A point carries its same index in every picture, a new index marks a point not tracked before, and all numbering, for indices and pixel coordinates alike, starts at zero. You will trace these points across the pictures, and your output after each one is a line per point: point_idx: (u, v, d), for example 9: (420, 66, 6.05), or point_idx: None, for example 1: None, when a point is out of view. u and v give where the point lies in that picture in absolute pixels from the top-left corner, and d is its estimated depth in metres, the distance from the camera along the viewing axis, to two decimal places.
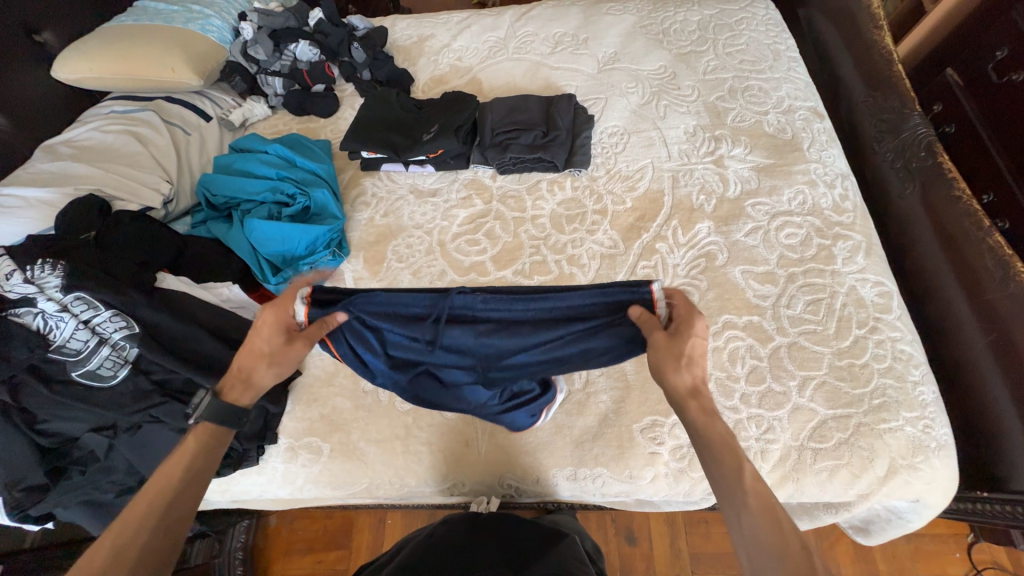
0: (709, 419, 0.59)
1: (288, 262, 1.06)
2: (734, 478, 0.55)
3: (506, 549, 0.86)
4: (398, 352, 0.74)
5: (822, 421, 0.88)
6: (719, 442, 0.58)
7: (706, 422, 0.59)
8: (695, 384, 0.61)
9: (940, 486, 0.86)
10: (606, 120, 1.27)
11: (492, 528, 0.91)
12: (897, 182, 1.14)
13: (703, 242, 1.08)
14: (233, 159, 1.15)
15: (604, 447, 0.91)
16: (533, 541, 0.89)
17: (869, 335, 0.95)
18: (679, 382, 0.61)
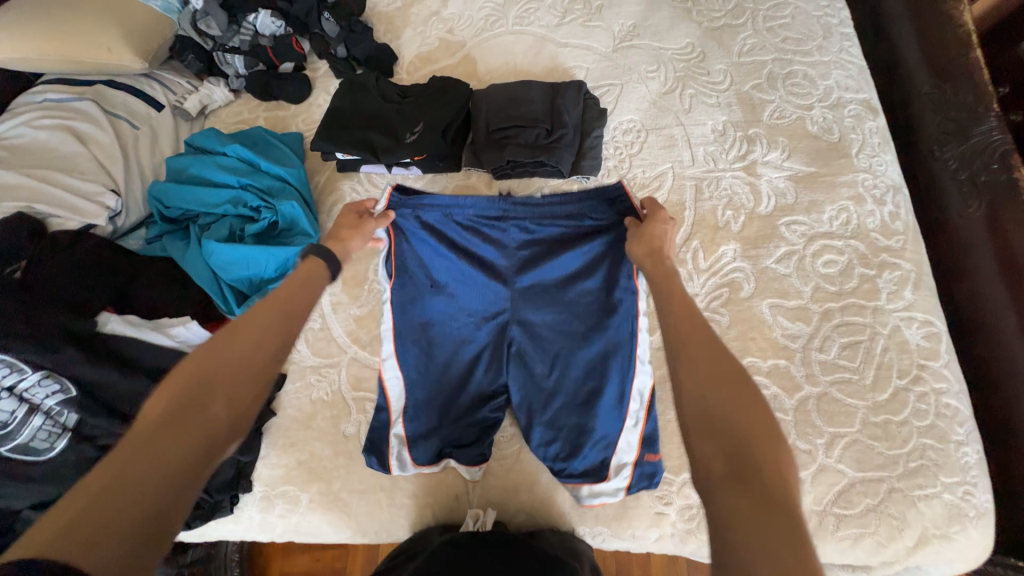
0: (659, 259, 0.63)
1: (255, 287, 0.93)
2: (672, 289, 0.58)
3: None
4: (424, 270, 0.80)
5: (850, 484, 0.79)
6: (663, 273, 0.61)
7: (661, 261, 0.63)
8: (654, 247, 0.66)
9: (973, 555, 0.79)
10: (620, 113, 1.09)
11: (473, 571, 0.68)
12: (958, 198, 0.98)
13: (726, 269, 0.94)
14: (186, 162, 0.99)
15: (606, 506, 0.83)
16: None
17: (911, 386, 0.84)
18: (638, 248, 0.66)
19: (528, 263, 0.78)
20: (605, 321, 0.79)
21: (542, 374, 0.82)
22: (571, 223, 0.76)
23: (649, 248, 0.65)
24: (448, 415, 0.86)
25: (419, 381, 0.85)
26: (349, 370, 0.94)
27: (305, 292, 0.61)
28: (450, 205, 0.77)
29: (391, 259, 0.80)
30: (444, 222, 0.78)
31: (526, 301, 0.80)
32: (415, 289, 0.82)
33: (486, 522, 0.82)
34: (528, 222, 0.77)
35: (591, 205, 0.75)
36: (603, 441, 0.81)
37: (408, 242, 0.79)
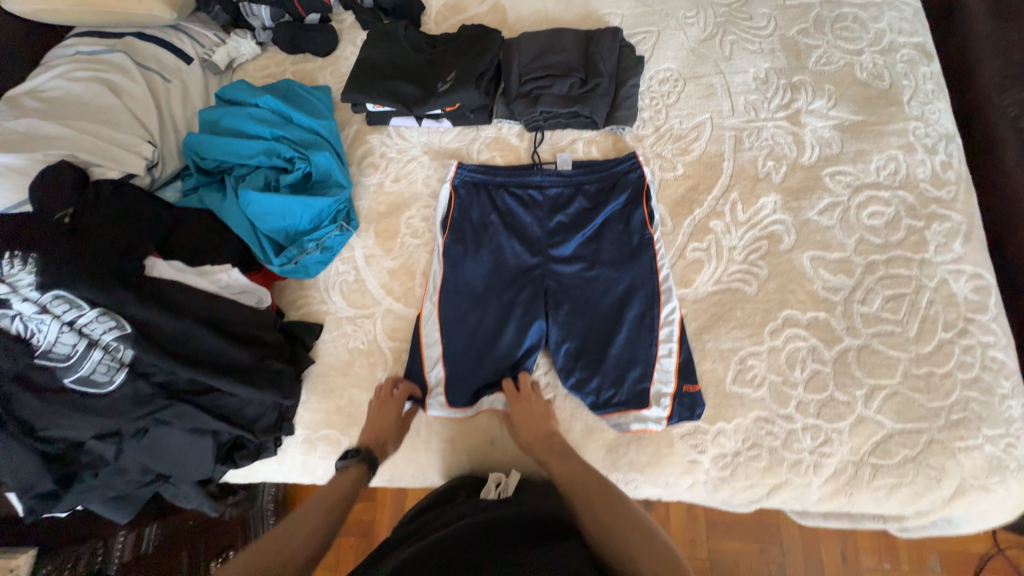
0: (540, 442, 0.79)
1: (291, 238, 0.95)
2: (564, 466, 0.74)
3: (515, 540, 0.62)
4: (473, 220, 0.97)
5: (888, 435, 0.79)
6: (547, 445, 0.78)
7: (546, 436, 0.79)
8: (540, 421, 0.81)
9: (1010, 508, 0.79)
10: (656, 61, 1.05)
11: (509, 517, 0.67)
12: (1016, 147, 0.94)
13: (766, 221, 0.92)
14: (220, 114, 0.99)
15: (639, 453, 0.83)
16: (546, 529, 0.66)
17: (957, 339, 0.82)
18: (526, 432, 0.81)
19: (562, 209, 0.96)
20: (635, 260, 0.91)
21: (581, 305, 0.90)
22: (596, 176, 0.97)
23: (530, 424, 0.81)
24: (486, 358, 0.89)
25: (458, 326, 0.91)
26: (384, 321, 0.95)
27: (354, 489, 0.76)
28: (495, 170, 0.99)
29: (449, 212, 0.98)
30: (492, 180, 0.99)
31: (559, 244, 0.94)
32: (464, 235, 0.96)
33: (508, 484, 0.81)
34: (557, 178, 0.98)
35: (613, 165, 0.97)
36: (639, 383, 0.84)
37: (463, 198, 0.99)
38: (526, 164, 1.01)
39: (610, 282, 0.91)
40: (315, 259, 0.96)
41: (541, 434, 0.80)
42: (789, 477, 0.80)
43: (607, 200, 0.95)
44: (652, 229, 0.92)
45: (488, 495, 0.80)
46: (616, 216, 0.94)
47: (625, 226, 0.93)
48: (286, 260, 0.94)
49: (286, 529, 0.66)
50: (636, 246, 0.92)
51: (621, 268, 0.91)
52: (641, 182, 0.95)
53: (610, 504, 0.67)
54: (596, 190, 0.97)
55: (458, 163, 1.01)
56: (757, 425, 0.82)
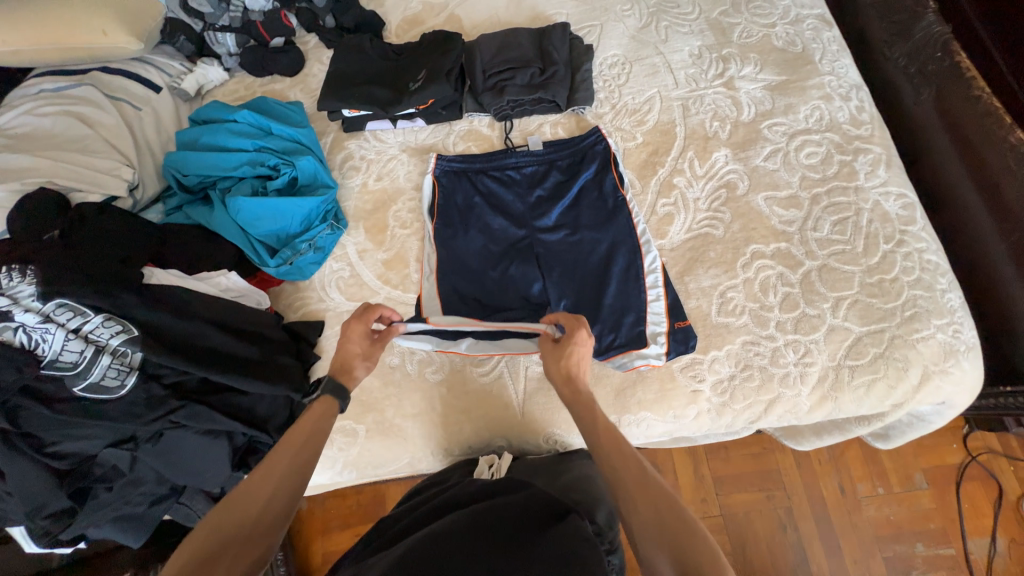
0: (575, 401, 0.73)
1: (284, 241, 0.98)
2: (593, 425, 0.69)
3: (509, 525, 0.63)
4: (457, 205, 1.03)
5: (858, 338, 0.89)
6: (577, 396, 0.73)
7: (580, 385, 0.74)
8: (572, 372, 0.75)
9: (968, 386, 0.89)
10: (603, 49, 1.17)
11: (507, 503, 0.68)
12: (910, 90, 1.12)
13: (722, 172, 1.03)
14: (198, 133, 1.02)
15: (645, 391, 0.89)
16: (537, 511, 0.67)
17: (897, 249, 0.94)
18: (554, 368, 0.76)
19: (540, 185, 1.04)
20: (614, 220, 0.99)
21: (571, 266, 0.97)
22: (566, 153, 1.06)
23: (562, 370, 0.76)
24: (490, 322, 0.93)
25: (457, 300, 0.95)
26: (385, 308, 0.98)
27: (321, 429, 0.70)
28: (472, 158, 1.06)
29: (435, 199, 1.03)
30: (470, 167, 1.06)
31: (544, 214, 1.01)
32: (452, 218, 1.02)
33: (500, 467, 0.85)
34: (531, 159, 1.06)
35: (581, 141, 1.06)
36: (636, 329, 0.91)
37: (446, 186, 1.04)
38: (500, 149, 1.09)
39: (595, 243, 0.98)
40: (309, 260, 0.99)
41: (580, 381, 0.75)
42: (781, 391, 0.88)
43: (579, 171, 1.04)
44: (624, 192, 1.01)
45: (480, 474, 0.83)
46: (590, 184, 1.03)
47: (600, 193, 1.02)
48: (281, 262, 0.96)
49: (250, 481, 0.61)
50: (613, 209, 1.00)
51: (602, 229, 0.99)
52: (608, 152, 1.04)
53: (639, 479, 0.62)
54: (568, 164, 1.05)
55: (437, 155, 1.07)
56: (746, 348, 0.90)
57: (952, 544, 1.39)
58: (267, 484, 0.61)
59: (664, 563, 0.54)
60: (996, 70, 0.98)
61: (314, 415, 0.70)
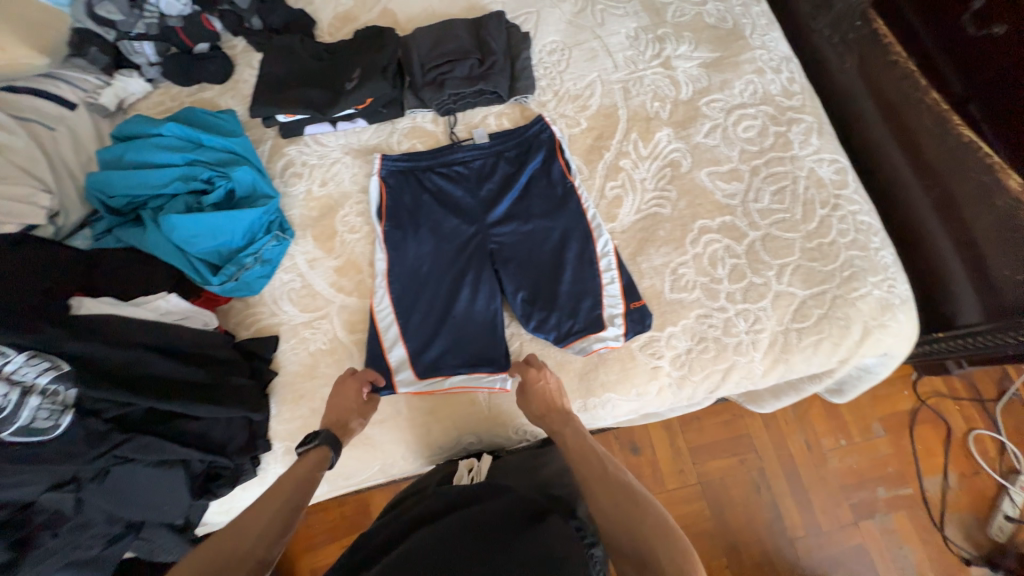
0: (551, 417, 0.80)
1: (227, 257, 0.94)
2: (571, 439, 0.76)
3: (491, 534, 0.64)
4: (407, 206, 1.01)
5: (802, 301, 0.93)
6: (554, 411, 0.81)
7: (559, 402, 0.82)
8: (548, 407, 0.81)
9: (906, 337, 0.95)
10: (541, 36, 1.16)
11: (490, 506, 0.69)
12: (835, 58, 1.17)
13: (665, 151, 1.05)
14: (121, 151, 0.96)
15: (608, 373, 0.90)
16: (518, 510, 0.69)
17: (832, 213, 0.98)
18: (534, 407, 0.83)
19: (489, 178, 1.03)
20: (565, 207, 0.99)
21: (525, 257, 0.97)
22: (512, 143, 1.05)
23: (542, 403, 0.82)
24: (448, 321, 0.93)
25: (414, 302, 0.94)
26: (341, 316, 0.95)
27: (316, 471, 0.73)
28: (417, 156, 1.04)
29: (383, 202, 1.01)
30: (416, 165, 1.04)
31: (494, 207, 1.00)
32: (402, 219, 1.00)
33: (478, 471, 0.86)
34: (477, 152, 1.04)
35: (526, 130, 1.05)
36: (593, 313, 0.92)
37: (392, 187, 1.02)
38: (446, 145, 1.07)
39: (547, 231, 0.98)
40: (257, 274, 0.95)
41: (559, 405, 0.82)
42: (735, 359, 0.91)
43: (527, 160, 1.04)
44: (573, 178, 1.02)
45: (460, 481, 0.83)
46: (538, 174, 1.03)
47: (550, 181, 1.02)
48: (226, 278, 0.92)
49: (240, 521, 0.62)
50: (563, 197, 1.00)
51: (554, 218, 0.99)
52: (555, 139, 1.04)
53: (603, 475, 0.69)
54: (515, 155, 1.05)
55: (382, 155, 1.05)
56: (700, 322, 0.92)
57: (910, 484, 1.48)
58: (256, 526, 0.62)
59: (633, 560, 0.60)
60: (912, 32, 1.03)
61: (305, 465, 0.73)
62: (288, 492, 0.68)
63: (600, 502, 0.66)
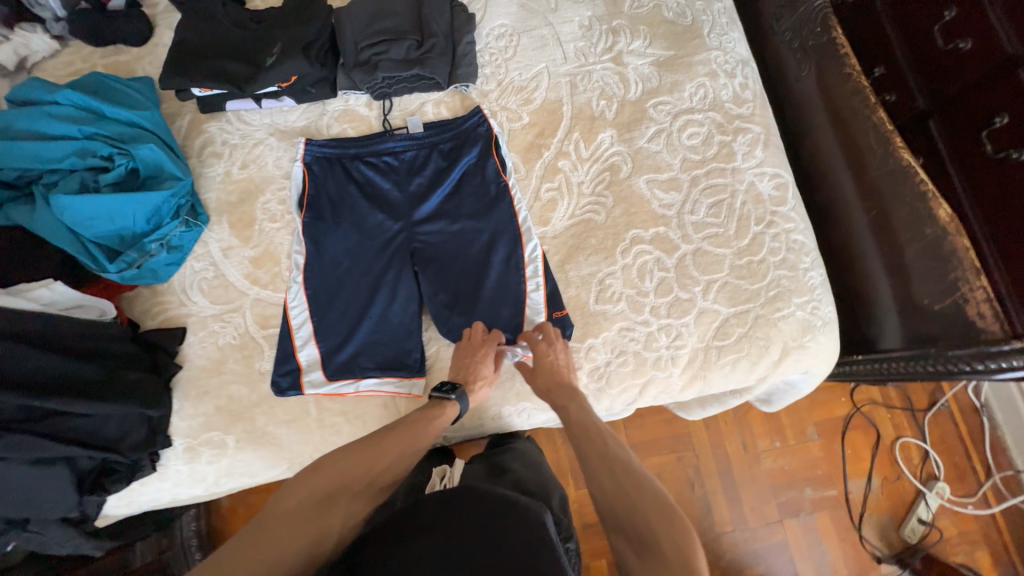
0: (558, 393, 0.79)
1: (129, 242, 0.88)
2: (578, 412, 0.76)
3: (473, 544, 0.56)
4: (331, 197, 0.96)
5: (725, 319, 0.92)
6: (558, 386, 0.80)
7: (568, 375, 0.82)
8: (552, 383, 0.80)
9: (825, 357, 0.95)
10: (490, 18, 1.09)
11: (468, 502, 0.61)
12: (794, 65, 1.12)
13: (606, 154, 1.00)
14: (12, 117, 0.88)
15: (524, 382, 0.90)
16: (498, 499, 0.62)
17: (766, 230, 0.96)
18: (539, 383, 0.81)
19: (420, 172, 0.98)
20: (496, 207, 0.95)
21: (449, 259, 0.93)
22: (448, 133, 0.99)
23: (550, 380, 0.80)
24: (364, 322, 0.89)
25: (330, 300, 0.90)
26: (253, 311, 0.91)
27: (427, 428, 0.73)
28: (345, 143, 0.98)
29: (304, 191, 0.95)
30: (346, 152, 0.98)
31: (423, 203, 0.95)
32: (322, 210, 0.95)
33: (452, 478, 0.88)
34: (410, 143, 0.99)
35: (463, 122, 1.00)
36: (513, 321, 0.90)
37: (315, 175, 0.96)
38: (378, 132, 1.01)
39: (475, 232, 0.94)
40: (163, 262, 0.90)
41: (564, 380, 0.81)
42: (653, 374, 0.91)
43: (461, 154, 0.98)
44: (508, 177, 0.97)
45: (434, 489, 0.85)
46: (472, 170, 0.98)
47: (484, 178, 0.97)
48: (125, 266, 0.86)
49: (343, 462, 0.65)
50: (495, 197, 0.96)
51: (484, 219, 0.95)
52: (492, 133, 0.99)
53: (602, 452, 0.69)
54: (450, 148, 0.99)
55: (307, 139, 0.98)
56: (622, 335, 0.91)
57: (836, 486, 1.51)
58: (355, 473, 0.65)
59: (620, 542, 0.62)
60: (886, 45, 0.99)
61: (438, 412, 0.76)
62: (417, 438, 0.72)
63: (596, 478, 0.67)
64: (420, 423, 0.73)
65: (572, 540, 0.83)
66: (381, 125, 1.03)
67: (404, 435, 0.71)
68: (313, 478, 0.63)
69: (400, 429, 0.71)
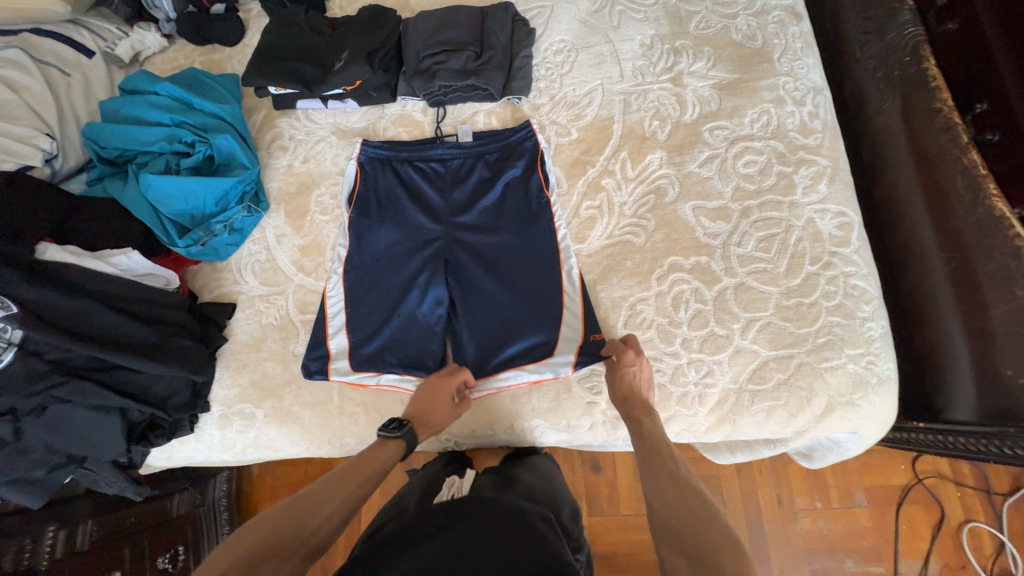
0: (632, 406, 0.79)
1: (198, 221, 0.97)
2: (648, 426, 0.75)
3: (471, 535, 0.59)
4: (379, 196, 1.00)
5: (763, 362, 0.86)
6: (631, 395, 0.80)
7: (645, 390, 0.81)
8: (630, 391, 0.80)
9: (877, 419, 0.86)
10: (550, 33, 1.10)
11: (466, 506, 0.64)
12: (876, 96, 1.03)
13: (653, 176, 0.97)
14: (120, 104, 1.00)
15: (540, 399, 0.88)
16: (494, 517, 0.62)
17: (822, 271, 0.89)
18: (618, 388, 0.81)
19: (464, 181, 1.00)
20: (535, 221, 0.96)
21: (481, 267, 0.94)
22: (499, 145, 1.01)
23: (627, 390, 0.80)
24: (393, 318, 0.93)
25: (364, 295, 0.95)
26: (296, 295, 0.98)
27: (379, 470, 0.74)
28: (398, 148, 1.02)
29: (355, 189, 1.01)
30: (401, 154, 1.02)
31: (463, 211, 0.98)
32: (367, 209, 1.00)
33: (462, 487, 0.81)
34: (458, 152, 1.01)
35: (512, 134, 1.01)
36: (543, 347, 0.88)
37: (367, 174, 1.02)
38: (429, 138, 1.05)
39: (511, 244, 0.95)
40: (225, 242, 0.99)
41: (640, 395, 0.80)
42: (677, 410, 0.86)
43: (505, 166, 1.00)
44: (549, 193, 0.97)
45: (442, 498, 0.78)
46: (515, 182, 0.99)
47: (526, 192, 0.98)
48: (192, 242, 0.95)
49: (297, 509, 0.65)
50: (535, 212, 0.96)
51: (521, 231, 0.95)
52: (539, 146, 1.00)
53: (674, 474, 0.68)
54: (496, 159, 1.01)
55: (364, 140, 1.04)
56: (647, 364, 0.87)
57: (882, 562, 1.34)
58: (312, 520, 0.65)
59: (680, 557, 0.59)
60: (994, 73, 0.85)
61: (383, 454, 0.76)
62: (362, 481, 0.72)
63: (664, 500, 0.65)
64: (370, 462, 0.75)
65: (581, 550, 0.74)
66: (433, 131, 1.06)
67: (353, 473, 0.72)
68: (256, 535, 0.62)
69: (352, 470, 0.73)
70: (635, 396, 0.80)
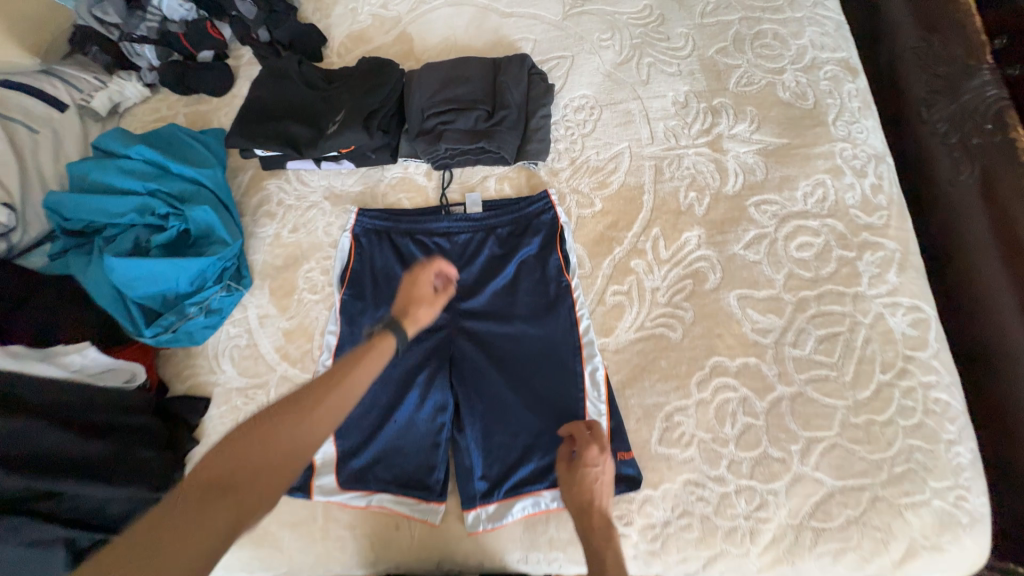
0: (591, 527, 0.64)
1: (170, 303, 0.86)
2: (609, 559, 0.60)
3: None
4: (374, 275, 0.88)
5: (829, 494, 0.71)
6: (581, 509, 0.66)
7: (602, 496, 0.67)
8: (584, 504, 0.66)
9: (969, 567, 0.69)
10: (570, 88, 0.98)
11: None
12: (948, 163, 0.89)
13: (690, 258, 0.84)
14: (86, 168, 0.88)
15: (560, 529, 0.74)
16: None
17: (896, 381, 0.75)
18: (570, 497, 0.67)
19: (473, 259, 0.87)
20: (554, 309, 0.82)
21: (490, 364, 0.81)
22: (513, 218, 0.88)
23: (580, 500, 0.66)
24: (388, 423, 0.79)
25: None
26: (278, 390, 0.85)
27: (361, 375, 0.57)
28: (398, 219, 0.90)
29: (348, 267, 0.88)
30: (401, 225, 0.90)
31: (472, 295, 0.85)
32: (361, 290, 0.87)
33: None
34: (467, 226, 0.89)
35: (528, 205, 0.88)
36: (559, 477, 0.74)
37: (360, 249, 0.89)
38: (434, 207, 0.93)
39: (526, 337, 0.82)
40: (200, 325, 0.87)
41: (599, 508, 0.66)
42: (724, 550, 0.71)
43: (520, 242, 0.87)
44: (570, 276, 0.84)
45: None
46: (531, 261, 0.86)
47: (543, 275, 0.85)
48: (162, 330, 0.84)
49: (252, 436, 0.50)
50: (554, 298, 0.83)
51: (537, 322, 0.82)
52: (558, 220, 0.87)
53: None
54: (508, 233, 0.88)
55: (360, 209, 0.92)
56: (686, 490, 0.73)
57: None
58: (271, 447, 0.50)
59: None
60: None
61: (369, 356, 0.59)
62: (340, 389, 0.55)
63: None
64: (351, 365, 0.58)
65: None
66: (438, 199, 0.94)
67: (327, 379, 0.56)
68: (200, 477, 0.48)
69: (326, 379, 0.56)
70: (596, 512, 0.65)
